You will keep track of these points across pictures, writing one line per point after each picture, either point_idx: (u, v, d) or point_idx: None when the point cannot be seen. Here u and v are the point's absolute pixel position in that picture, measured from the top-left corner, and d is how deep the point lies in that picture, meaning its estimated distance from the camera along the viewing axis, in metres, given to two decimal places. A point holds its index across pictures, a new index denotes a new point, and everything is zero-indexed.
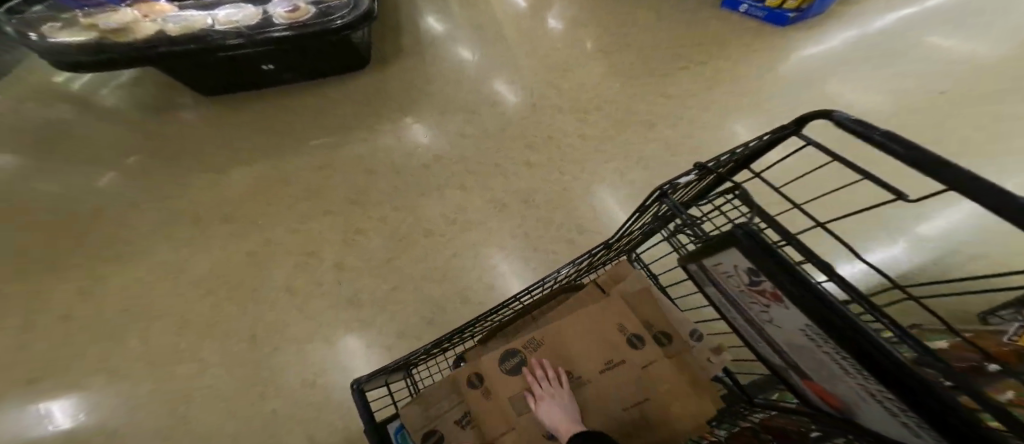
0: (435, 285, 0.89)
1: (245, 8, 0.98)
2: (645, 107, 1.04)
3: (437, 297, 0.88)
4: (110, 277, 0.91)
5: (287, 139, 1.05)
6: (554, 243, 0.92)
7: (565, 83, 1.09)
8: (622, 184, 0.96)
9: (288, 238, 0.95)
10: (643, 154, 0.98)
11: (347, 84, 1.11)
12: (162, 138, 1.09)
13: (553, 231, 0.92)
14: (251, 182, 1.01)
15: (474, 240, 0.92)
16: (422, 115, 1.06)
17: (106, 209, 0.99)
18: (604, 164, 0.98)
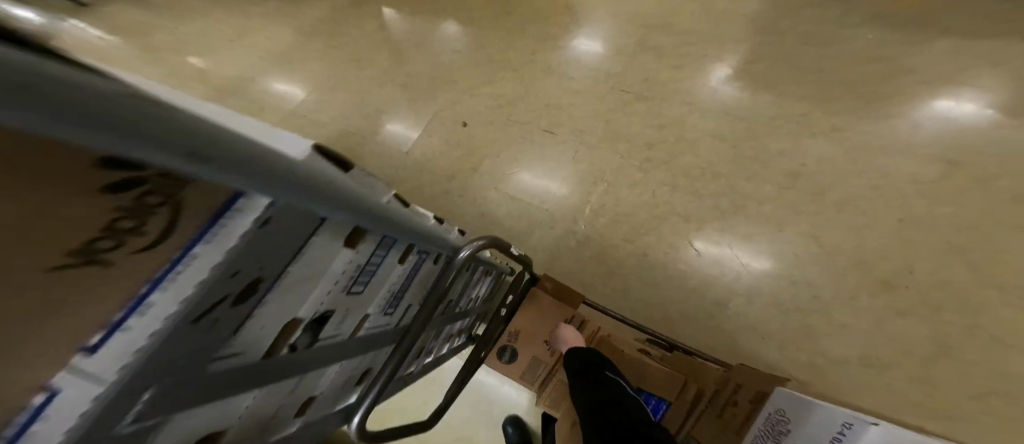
0: (762, 288, 1.22)
1: None
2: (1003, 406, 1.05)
3: (755, 289, 1.23)
4: (649, 107, 1.62)
5: (830, 143, 1.32)
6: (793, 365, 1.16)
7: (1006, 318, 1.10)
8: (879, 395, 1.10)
9: (748, 177, 1.34)
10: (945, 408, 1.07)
11: (902, 150, 1.28)
12: (759, 63, 1.57)
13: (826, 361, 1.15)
14: (786, 136, 1.37)
15: (804, 298, 1.20)
16: (909, 205, 1.22)
17: (684, 79, 1.65)
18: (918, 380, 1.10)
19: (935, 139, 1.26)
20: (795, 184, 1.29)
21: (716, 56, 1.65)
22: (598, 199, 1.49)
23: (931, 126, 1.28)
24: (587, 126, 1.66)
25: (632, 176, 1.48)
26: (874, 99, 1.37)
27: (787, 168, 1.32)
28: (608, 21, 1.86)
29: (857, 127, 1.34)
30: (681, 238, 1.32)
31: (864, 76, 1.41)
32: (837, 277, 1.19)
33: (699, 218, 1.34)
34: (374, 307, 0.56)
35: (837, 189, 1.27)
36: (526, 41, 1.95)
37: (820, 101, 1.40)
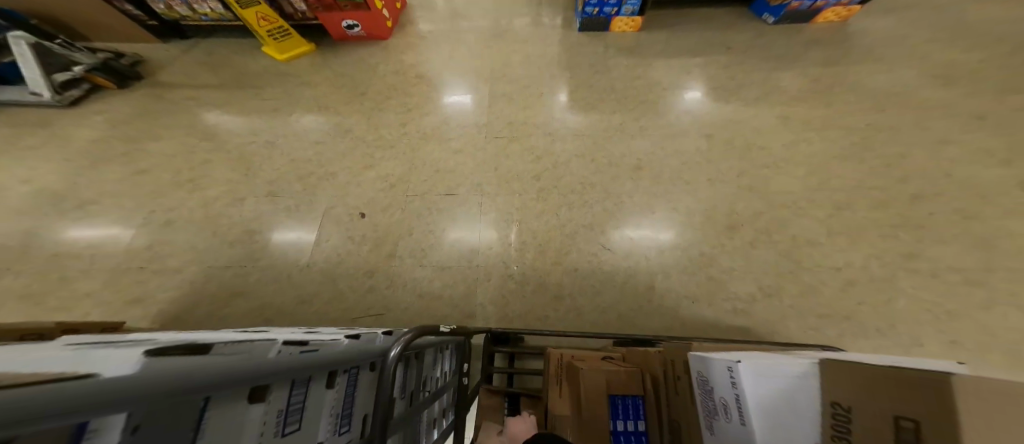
0: (657, 256, 1.62)
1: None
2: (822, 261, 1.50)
3: (653, 258, 1.63)
4: (522, 149, 1.94)
5: (644, 140, 1.89)
6: (701, 300, 1.53)
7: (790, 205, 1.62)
8: (756, 294, 1.50)
9: (608, 182, 1.80)
10: (793, 279, 1.50)
11: (684, 127, 1.89)
12: (580, 97, 2.11)
13: (718, 285, 1.54)
14: (616, 144, 1.90)
15: (683, 250, 1.62)
16: (706, 158, 1.77)
17: (536, 119, 2.04)
18: (772, 270, 1.51)
19: (695, 115, 1.91)
20: (637, 174, 1.79)
21: (555, 94, 2.14)
22: (518, 237, 1.71)
23: (690, 109, 1.95)
24: (481, 178, 1.87)
25: (536, 209, 1.77)
26: (652, 102, 2.02)
27: (628, 165, 1.82)
28: (463, 91, 2.18)
29: (652, 123, 1.94)
30: (593, 244, 1.67)
31: (640, 91, 2.08)
32: (691, 224, 1.66)
33: (595, 224, 1.71)
34: (324, 432, 0.54)
35: (663, 167, 1.79)
36: (391, 115, 2.07)
37: (624, 115, 2.00)
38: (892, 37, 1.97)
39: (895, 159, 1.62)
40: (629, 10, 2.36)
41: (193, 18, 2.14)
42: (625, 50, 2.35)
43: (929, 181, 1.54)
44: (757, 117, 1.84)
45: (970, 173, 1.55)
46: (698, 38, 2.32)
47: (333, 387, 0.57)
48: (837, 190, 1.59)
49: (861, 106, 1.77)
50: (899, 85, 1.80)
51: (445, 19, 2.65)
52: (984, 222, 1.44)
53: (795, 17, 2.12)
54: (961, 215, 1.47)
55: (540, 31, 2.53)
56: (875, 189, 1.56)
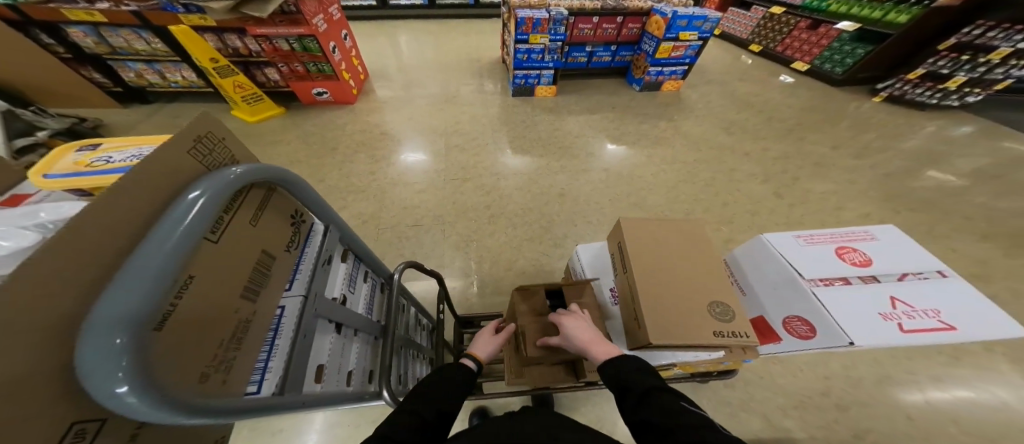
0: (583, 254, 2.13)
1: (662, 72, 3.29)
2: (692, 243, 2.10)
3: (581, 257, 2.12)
4: (474, 186, 2.47)
5: (564, 174, 2.54)
6: None
7: (668, 207, 2.23)
8: None
9: (541, 206, 2.36)
10: None
11: (590, 164, 2.60)
12: (514, 145, 2.76)
13: None
14: (543, 178, 2.52)
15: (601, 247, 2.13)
16: (608, 183, 2.45)
17: (482, 163, 2.61)
18: None
19: (597, 155, 2.66)
20: (562, 199, 2.39)
21: (497, 142, 2.77)
22: (475, 253, 2.15)
23: (594, 152, 2.69)
24: (441, 211, 2.32)
25: (488, 230, 2.25)
26: (567, 147, 2.74)
27: (554, 193, 2.43)
28: (423, 145, 2.71)
29: (569, 162, 2.63)
30: (534, 252, 2.15)
31: (558, 140, 2.80)
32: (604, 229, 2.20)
33: (534, 237, 2.22)
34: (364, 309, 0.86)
35: (580, 191, 2.42)
36: (361, 166, 2.49)
37: (548, 156, 2.67)
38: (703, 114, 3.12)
39: (720, 175, 2.45)
40: (546, 81, 3.21)
41: (161, 84, 2.64)
42: (547, 109, 3.14)
43: (739, 192, 2.32)
44: (636, 154, 2.64)
45: (762, 180, 2.40)
46: (595, 103, 3.21)
47: (368, 282, 0.93)
48: (694, 195, 2.29)
49: (695, 147, 2.69)
50: (713, 136, 2.81)
51: (402, 88, 3.24)
52: (776, 208, 2.20)
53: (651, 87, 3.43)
54: (764, 202, 2.24)
55: (481, 97, 3.23)
56: (712, 193, 2.30)
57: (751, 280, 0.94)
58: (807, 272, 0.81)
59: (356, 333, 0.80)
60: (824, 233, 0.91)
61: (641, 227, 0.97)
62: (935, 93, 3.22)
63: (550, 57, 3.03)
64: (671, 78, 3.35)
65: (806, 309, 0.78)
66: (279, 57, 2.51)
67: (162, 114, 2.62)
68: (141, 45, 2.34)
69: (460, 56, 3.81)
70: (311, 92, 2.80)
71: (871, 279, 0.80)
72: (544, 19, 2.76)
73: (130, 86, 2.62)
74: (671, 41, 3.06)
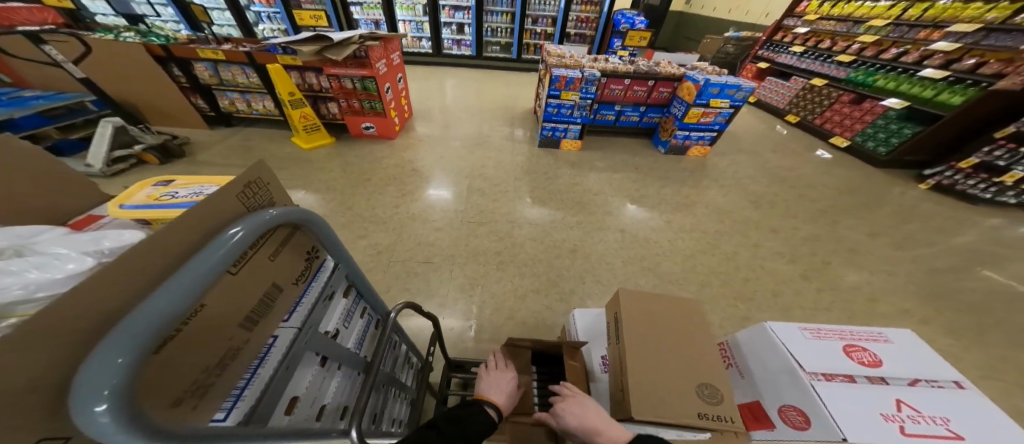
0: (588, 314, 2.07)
1: (689, 135, 3.33)
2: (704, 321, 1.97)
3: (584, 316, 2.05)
4: (489, 229, 2.54)
5: (578, 228, 2.55)
6: None
7: (684, 277, 2.15)
8: None
9: (551, 258, 2.36)
10: None
11: (607, 222, 2.61)
12: (533, 193, 2.84)
13: None
14: (556, 229, 2.55)
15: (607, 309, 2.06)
16: (622, 243, 2.42)
17: (500, 207, 2.70)
18: None
19: (614, 214, 2.67)
20: (572, 253, 2.38)
21: (517, 190, 2.87)
22: (478, 296, 2.16)
23: (611, 210, 2.71)
24: (453, 251, 2.38)
25: (496, 276, 2.27)
26: (585, 202, 2.78)
27: (566, 246, 2.43)
28: (447, 184, 2.86)
29: (586, 218, 2.64)
30: (538, 305, 2.11)
31: (577, 194, 2.86)
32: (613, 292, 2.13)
33: (539, 288, 2.20)
34: (352, 343, 1.00)
35: (592, 248, 2.41)
36: (387, 197, 2.66)
37: (565, 209, 2.71)
38: (728, 182, 3.08)
39: (740, 248, 2.35)
40: (572, 135, 3.34)
41: (245, 112, 3.03)
42: (571, 161, 3.24)
43: (760, 269, 2.20)
44: (654, 217, 2.62)
45: (787, 260, 2.27)
46: (617, 161, 3.28)
47: (362, 318, 1.08)
48: (711, 267, 2.20)
49: (717, 217, 2.63)
50: (736, 207, 2.75)
51: (438, 129, 3.50)
52: (801, 293, 2.05)
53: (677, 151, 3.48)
54: (786, 284, 2.10)
55: (510, 145, 3.41)
56: (732, 269, 2.19)
57: (751, 366, 0.98)
58: (805, 364, 0.85)
59: (338, 366, 0.91)
60: (828, 328, 0.96)
61: (639, 300, 1.09)
62: (989, 187, 2.99)
63: (579, 112, 3.18)
64: (699, 143, 3.38)
65: (805, 401, 0.79)
66: (343, 94, 2.86)
67: (228, 133, 3.03)
68: (242, 79, 2.77)
69: (495, 105, 4.10)
70: (360, 126, 3.11)
71: (878, 380, 0.83)
72: (577, 79, 2.95)
73: (222, 112, 3.04)
74: (702, 107, 3.11)
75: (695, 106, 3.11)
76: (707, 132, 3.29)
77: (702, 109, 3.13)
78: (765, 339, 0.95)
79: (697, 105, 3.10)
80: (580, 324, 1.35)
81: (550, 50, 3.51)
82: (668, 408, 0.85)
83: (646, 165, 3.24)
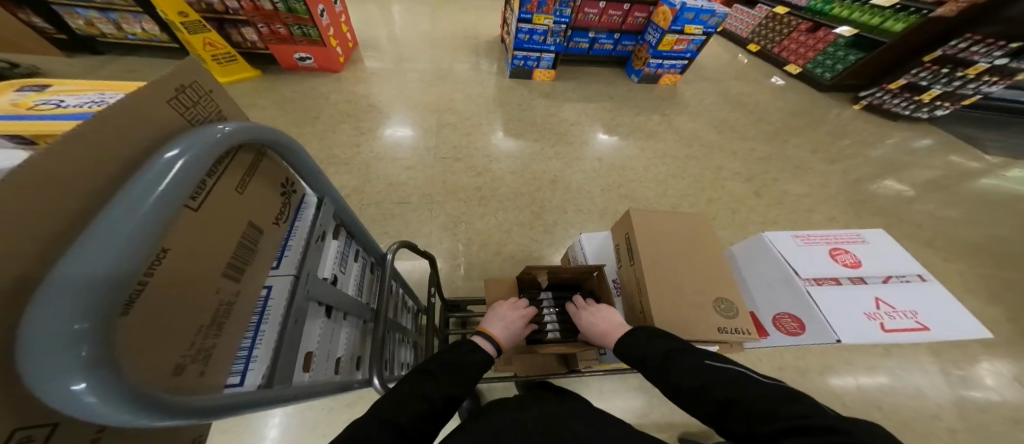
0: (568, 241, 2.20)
1: (661, 64, 3.28)
2: None
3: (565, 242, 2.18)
4: (466, 167, 2.47)
5: (556, 160, 2.57)
6: None
7: (651, 200, 2.32)
8: None
9: (529, 190, 2.39)
10: None
11: (582, 152, 2.63)
12: (507, 127, 2.74)
13: None
14: (534, 162, 2.54)
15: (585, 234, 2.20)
16: (597, 172, 2.50)
17: (475, 143, 2.60)
18: None
19: (588, 144, 2.69)
20: (551, 184, 2.42)
21: (491, 123, 2.76)
22: (462, 232, 2.19)
23: (585, 141, 2.72)
24: (430, 190, 2.33)
25: (478, 212, 2.28)
26: (560, 133, 2.75)
27: (544, 178, 2.45)
28: (415, 121, 2.67)
29: (561, 149, 2.65)
30: (522, 236, 2.20)
31: (552, 126, 2.80)
32: (591, 218, 2.26)
33: (521, 220, 2.27)
34: (353, 288, 0.98)
35: (569, 178, 2.46)
36: (350, 137, 2.45)
37: (541, 142, 2.68)
38: (695, 110, 3.17)
39: (700, 171, 2.53)
40: (545, 65, 3.14)
41: (116, 35, 2.50)
42: (544, 92, 3.12)
43: (720, 189, 2.41)
44: (626, 146, 2.69)
45: (742, 179, 2.50)
46: (591, 91, 3.20)
47: (357, 262, 1.04)
48: (676, 189, 2.38)
49: (684, 142, 2.76)
50: (701, 134, 2.88)
51: (396, 61, 3.13)
52: (750, 207, 2.31)
53: (648, 80, 3.44)
54: (738, 200, 2.34)
55: (478, 76, 3.17)
56: (694, 190, 2.39)
57: (747, 278, 1.12)
58: (802, 272, 0.97)
59: (342, 315, 0.89)
60: (816, 236, 1.08)
61: (651, 223, 1.13)
62: (910, 105, 3.42)
63: (552, 40, 2.96)
64: (670, 72, 3.35)
65: (800, 309, 0.94)
66: (260, 16, 2.41)
67: (135, 69, 2.51)
68: None
69: (458, 31, 3.68)
70: (298, 57, 2.67)
71: (859, 281, 0.97)
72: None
73: (77, 35, 2.49)
74: (678, 33, 3.04)
75: (671, 32, 3.03)
76: (678, 61, 3.26)
77: (677, 35, 3.06)
78: (763, 251, 1.07)
79: (673, 31, 3.02)
80: (590, 247, 1.40)
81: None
82: (686, 324, 0.97)
83: (619, 95, 3.20)
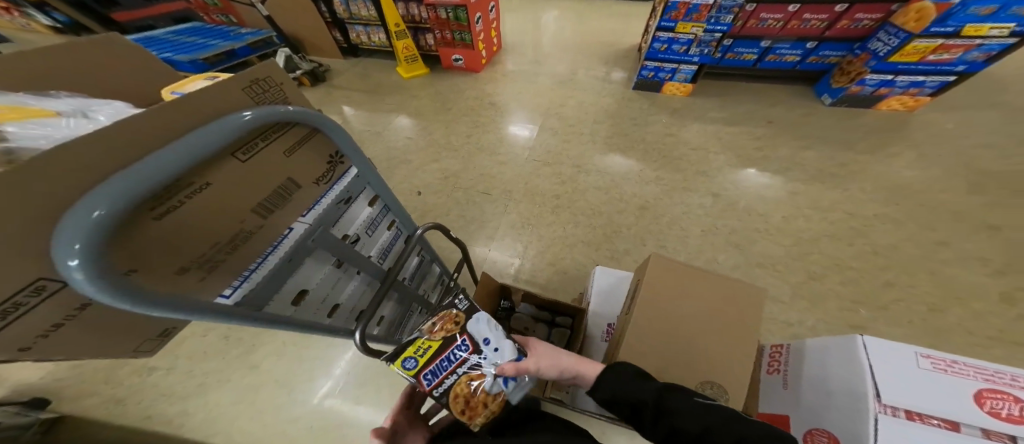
0: None
1: (889, 82, 2.27)
2: (801, 327, 1.50)
3: None
4: (555, 173, 2.37)
5: (660, 187, 2.14)
6: None
7: (787, 272, 1.67)
8: None
9: (615, 209, 2.09)
10: (769, 328, 1.51)
11: (700, 182, 2.11)
12: (615, 140, 2.48)
13: None
14: (631, 182, 2.20)
15: None
16: (714, 211, 1.95)
17: (573, 152, 2.47)
18: None
19: (710, 175, 2.13)
20: (645, 210, 2.04)
21: (597, 132, 2.57)
22: (525, 235, 2.11)
23: (709, 170, 2.17)
24: (512, 186, 2.35)
25: (549, 219, 2.15)
26: (677, 156, 2.29)
27: (635, 205, 2.08)
28: (522, 121, 2.76)
29: (672, 173, 2.20)
30: (585, 257, 1.94)
31: (670, 147, 2.36)
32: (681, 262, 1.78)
33: (591, 238, 2.01)
34: (377, 252, 1.08)
35: (670, 209, 2.01)
36: (464, 128, 2.75)
37: (649, 162, 2.30)
38: (926, 159, 2.06)
39: (896, 257, 1.67)
40: (682, 78, 2.68)
41: (367, 44, 3.50)
42: (672, 107, 2.68)
43: (933, 276, 1.60)
44: (770, 188, 2.00)
45: (982, 291, 1.54)
46: (738, 113, 2.53)
47: (393, 230, 1.12)
48: (839, 273, 1.65)
49: (881, 207, 1.86)
50: (920, 199, 1.87)
51: (529, 64, 3.30)
52: (984, 341, 1.41)
53: (855, 100, 2.45)
54: (961, 323, 1.47)
55: (601, 84, 3.00)
56: (866, 281, 1.61)
57: (809, 378, 0.88)
58: (879, 393, 0.68)
59: (355, 271, 0.98)
60: (968, 362, 0.69)
61: (672, 270, 0.93)
62: None
63: (698, 50, 2.49)
64: (907, 91, 2.28)
65: (845, 434, 0.70)
66: (438, 24, 2.98)
67: (356, 65, 3.55)
68: (365, 12, 3.20)
69: (595, 39, 3.58)
70: (451, 57, 3.20)
71: (1003, 438, 0.60)
72: (704, 5, 2.25)
73: (351, 44, 3.55)
74: (948, 35, 1.97)
75: (929, 35, 2.00)
76: (935, 75, 2.17)
77: (946, 39, 1.98)
78: (844, 349, 0.78)
79: (937, 33, 1.97)
80: (598, 283, 1.29)
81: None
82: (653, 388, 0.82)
83: (787, 122, 2.40)
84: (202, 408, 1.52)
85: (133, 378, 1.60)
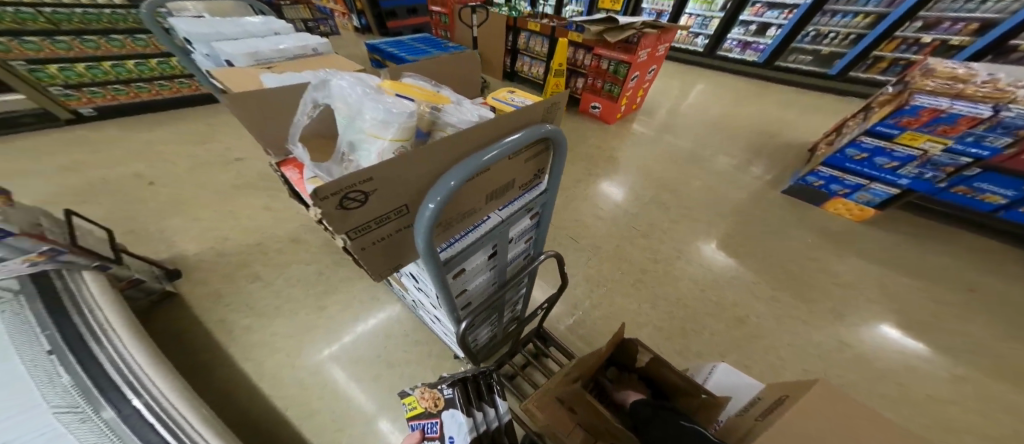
0: None
1: None
2: None
3: None
4: (652, 245, 2.24)
5: (773, 306, 1.83)
6: None
7: None
8: None
9: (708, 308, 1.86)
10: None
11: (828, 322, 1.74)
12: (732, 236, 2.24)
13: None
14: (737, 287, 1.95)
15: None
16: (837, 361, 1.59)
17: (680, 231, 2.31)
18: None
19: (846, 319, 1.75)
20: (744, 323, 1.77)
21: (714, 221, 2.36)
22: (600, 294, 2.01)
23: (845, 312, 1.78)
24: (603, 242, 2.29)
25: (629, 288, 2.02)
26: (807, 281, 1.94)
27: (733, 313, 1.82)
28: (636, 182, 2.71)
29: (793, 297, 1.87)
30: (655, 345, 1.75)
31: (799, 267, 2.02)
32: None
33: (670, 327, 1.81)
34: (512, 259, 1.14)
35: (776, 334, 1.71)
36: (576, 170, 2.83)
37: (767, 274, 2.00)
38: None
39: None
40: (869, 199, 2.27)
41: (525, 74, 3.95)
42: (816, 225, 2.31)
43: None
44: (933, 370, 1.54)
45: None
46: (909, 262, 2.04)
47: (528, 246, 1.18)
48: None
49: None
50: None
51: (661, 130, 3.26)
52: None
53: None
54: None
55: (735, 172, 2.76)
56: None
57: None
58: None
59: (492, 268, 1.04)
60: None
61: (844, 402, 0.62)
62: None
63: (915, 170, 2.04)
64: None
65: None
66: (595, 73, 3.19)
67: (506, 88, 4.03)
68: (539, 49, 3.62)
69: (743, 126, 3.35)
70: (590, 104, 3.36)
71: None
72: (966, 119, 1.74)
73: (513, 71, 4.07)
74: None
75: None
76: None
77: None
78: None
79: None
80: (717, 378, 1.12)
81: (933, 65, 2.09)
82: None
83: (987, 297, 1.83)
84: (262, 330, 1.78)
85: (239, 279, 1.99)
